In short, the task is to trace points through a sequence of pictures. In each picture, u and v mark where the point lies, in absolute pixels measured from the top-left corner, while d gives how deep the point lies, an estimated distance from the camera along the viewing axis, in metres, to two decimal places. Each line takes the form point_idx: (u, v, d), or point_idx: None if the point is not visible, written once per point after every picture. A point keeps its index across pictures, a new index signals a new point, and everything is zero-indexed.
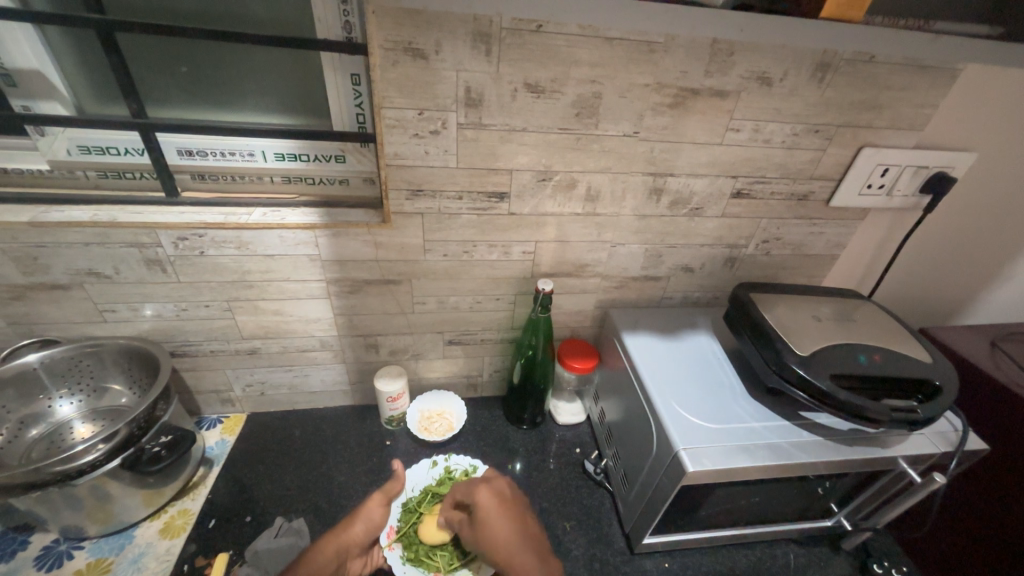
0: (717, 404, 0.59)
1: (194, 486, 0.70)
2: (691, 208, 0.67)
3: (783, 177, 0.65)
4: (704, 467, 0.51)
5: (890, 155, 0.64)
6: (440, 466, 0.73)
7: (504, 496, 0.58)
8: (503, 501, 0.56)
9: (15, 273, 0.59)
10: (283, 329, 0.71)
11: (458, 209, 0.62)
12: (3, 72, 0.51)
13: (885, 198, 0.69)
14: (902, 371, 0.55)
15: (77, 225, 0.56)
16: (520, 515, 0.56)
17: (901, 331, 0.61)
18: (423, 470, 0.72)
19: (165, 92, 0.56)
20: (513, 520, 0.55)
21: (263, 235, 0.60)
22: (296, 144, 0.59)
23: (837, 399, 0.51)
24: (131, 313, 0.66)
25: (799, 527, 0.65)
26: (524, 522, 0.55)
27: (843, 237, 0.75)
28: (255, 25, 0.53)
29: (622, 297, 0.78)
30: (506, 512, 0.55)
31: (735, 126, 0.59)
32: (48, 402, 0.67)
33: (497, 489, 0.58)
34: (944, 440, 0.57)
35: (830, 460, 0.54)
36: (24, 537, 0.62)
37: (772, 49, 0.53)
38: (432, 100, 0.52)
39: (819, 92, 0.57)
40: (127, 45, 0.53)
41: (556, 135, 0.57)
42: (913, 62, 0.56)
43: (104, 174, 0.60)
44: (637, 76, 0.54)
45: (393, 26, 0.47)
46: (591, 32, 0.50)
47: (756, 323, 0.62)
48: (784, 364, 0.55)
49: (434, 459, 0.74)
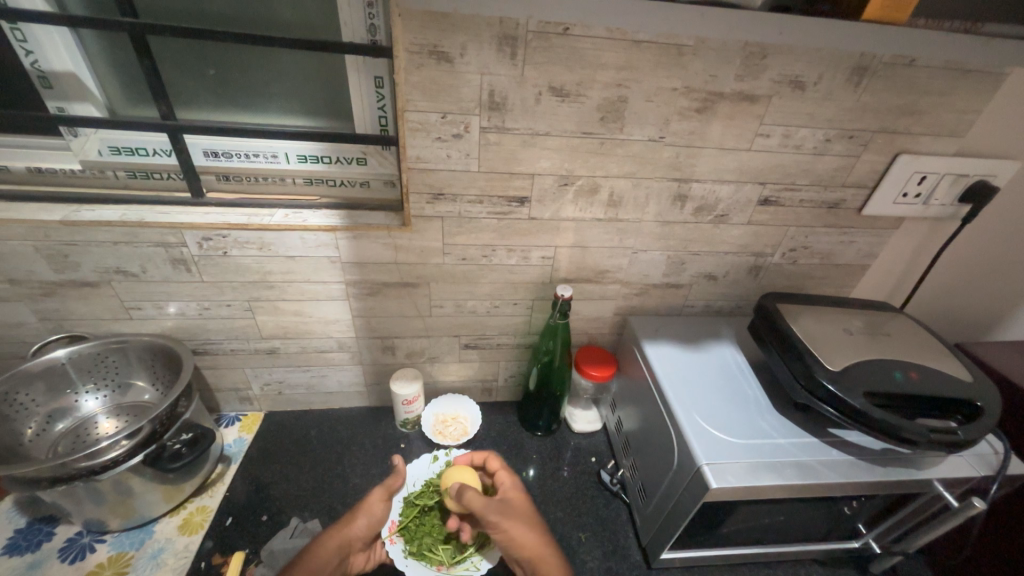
0: (742, 417, 0.57)
1: (213, 483, 0.71)
2: (717, 215, 0.66)
3: (814, 184, 0.63)
4: (728, 484, 0.50)
5: (928, 162, 0.61)
6: (440, 461, 0.73)
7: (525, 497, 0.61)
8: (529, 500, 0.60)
9: (47, 270, 0.61)
10: (302, 329, 0.71)
11: (479, 213, 0.61)
12: (40, 73, 0.53)
13: (922, 207, 0.66)
14: (939, 389, 0.52)
15: (106, 225, 0.57)
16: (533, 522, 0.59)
17: (938, 347, 0.59)
18: (423, 465, 0.72)
19: (193, 94, 0.57)
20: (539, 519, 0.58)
21: (286, 236, 0.60)
22: (319, 146, 0.59)
23: (871, 417, 0.49)
24: (155, 311, 0.67)
25: (825, 548, 0.63)
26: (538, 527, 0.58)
27: (874, 246, 0.72)
28: (282, 27, 0.53)
29: (643, 304, 0.76)
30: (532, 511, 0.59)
31: (765, 132, 0.57)
32: (74, 397, 0.69)
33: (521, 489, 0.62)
34: (983, 463, 0.54)
35: (861, 480, 0.52)
36: (49, 529, 0.64)
37: (807, 53, 0.52)
38: (455, 104, 0.52)
39: (855, 97, 0.55)
40: (159, 49, 0.54)
41: (579, 140, 0.56)
42: (956, 66, 0.54)
43: (133, 174, 0.61)
44: (664, 79, 0.52)
45: (418, 29, 0.47)
46: (619, 35, 0.49)
47: (783, 334, 0.60)
48: (814, 378, 0.53)
49: (435, 455, 0.73)
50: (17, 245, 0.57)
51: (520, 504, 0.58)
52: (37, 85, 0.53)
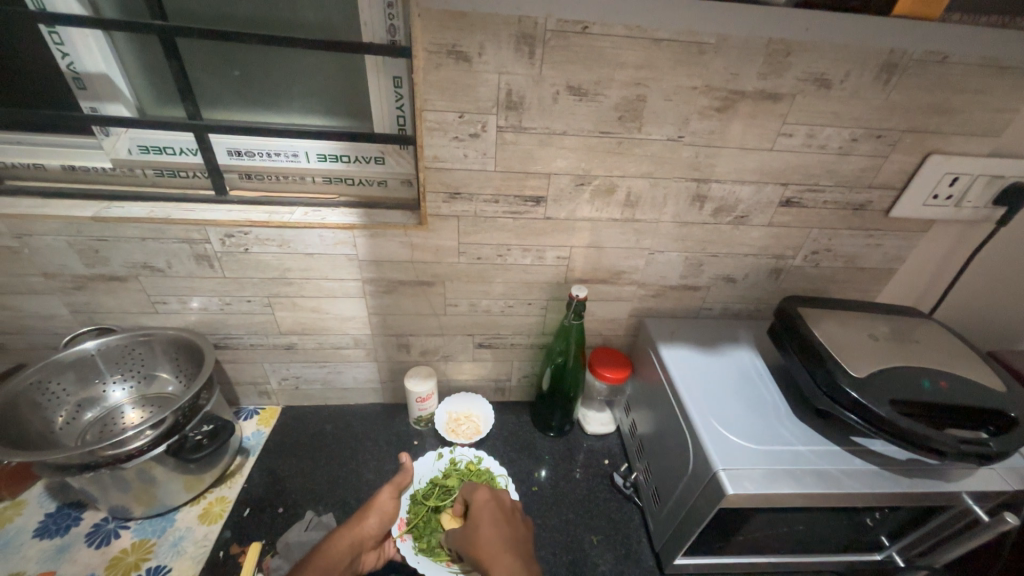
0: (760, 423, 0.56)
1: (231, 474, 0.72)
2: (736, 216, 0.64)
3: (838, 185, 0.62)
4: (745, 490, 0.49)
5: (960, 163, 0.59)
6: (445, 458, 0.74)
7: (504, 506, 0.59)
8: (498, 509, 0.58)
9: (79, 264, 0.63)
10: (319, 326, 0.73)
11: (494, 213, 0.62)
12: (75, 75, 0.55)
13: (953, 209, 0.64)
14: (970, 400, 0.50)
15: (134, 221, 0.59)
16: (514, 528, 0.56)
17: (968, 355, 0.57)
18: (428, 463, 0.73)
19: (218, 94, 0.59)
20: (505, 527, 0.55)
21: (305, 234, 0.62)
22: (339, 145, 0.60)
23: (896, 426, 0.48)
24: (179, 305, 0.69)
25: (845, 559, 0.61)
26: (518, 535, 0.55)
27: (901, 250, 0.70)
28: (304, 29, 0.54)
29: (658, 306, 0.76)
30: (501, 520, 0.56)
31: (788, 131, 0.56)
32: (102, 387, 0.71)
33: (497, 497, 0.60)
34: (1017, 476, 0.52)
35: (884, 492, 0.50)
36: (77, 513, 0.66)
37: (834, 49, 0.50)
38: (473, 104, 0.52)
39: (884, 94, 0.53)
40: (186, 50, 0.55)
41: (596, 139, 0.56)
42: (993, 61, 0.52)
43: (160, 173, 0.62)
44: (685, 78, 0.52)
45: (438, 29, 0.47)
46: (639, 33, 0.49)
47: (806, 341, 0.58)
48: (835, 385, 0.52)
49: (440, 452, 0.74)
50: (52, 240, 0.60)
51: (490, 525, 0.55)
52: (72, 86, 0.55)
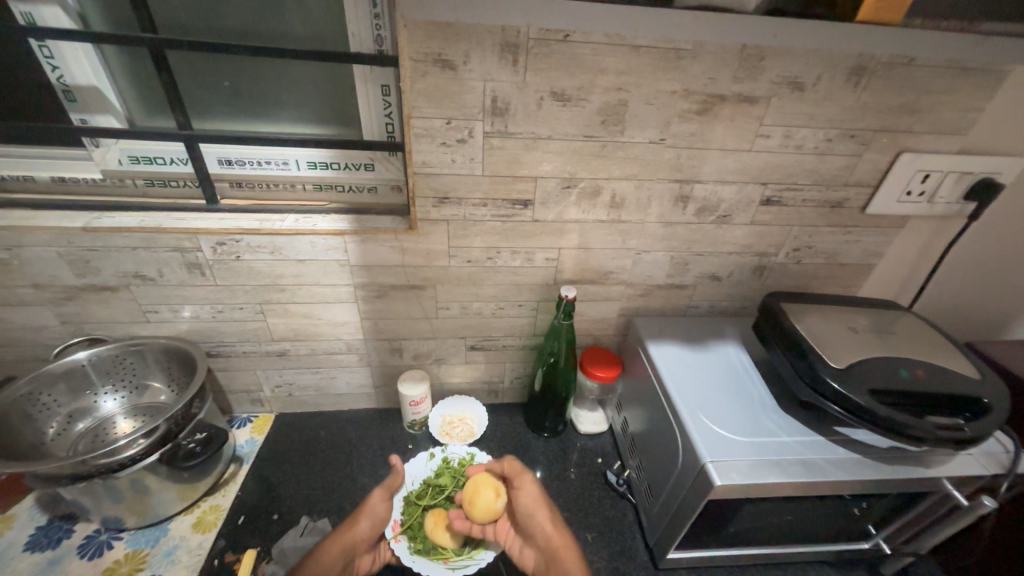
0: (748, 416, 0.57)
1: (225, 482, 0.72)
2: (719, 215, 0.66)
3: (816, 184, 0.64)
4: (733, 481, 0.50)
5: (930, 161, 0.61)
6: (438, 457, 0.74)
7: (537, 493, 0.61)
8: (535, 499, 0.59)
9: (70, 275, 0.63)
10: (312, 331, 0.73)
11: (483, 216, 0.63)
12: (66, 88, 0.55)
13: (926, 205, 0.66)
14: (947, 388, 0.52)
15: (126, 230, 0.59)
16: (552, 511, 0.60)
17: (944, 344, 0.59)
18: (421, 463, 0.73)
19: (208, 104, 0.59)
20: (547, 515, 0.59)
21: (295, 241, 0.62)
22: (329, 152, 0.61)
23: (876, 414, 0.49)
24: (171, 314, 0.69)
25: (833, 548, 0.62)
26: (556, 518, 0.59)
27: (879, 245, 0.72)
28: (292, 40, 0.55)
29: (647, 305, 0.77)
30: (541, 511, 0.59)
31: (766, 132, 0.58)
32: (93, 398, 0.71)
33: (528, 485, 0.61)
34: (994, 461, 0.54)
35: (866, 479, 0.52)
36: (68, 526, 0.66)
37: (805, 54, 0.52)
38: (459, 110, 0.54)
39: (854, 96, 0.56)
40: (176, 62, 0.56)
41: (580, 143, 0.57)
42: (956, 64, 0.54)
43: (150, 183, 0.63)
44: (664, 83, 0.53)
45: (424, 38, 0.49)
46: (618, 40, 0.50)
47: (790, 336, 0.59)
48: (818, 376, 0.53)
49: (432, 452, 0.74)
50: (42, 251, 0.60)
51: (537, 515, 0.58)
52: (62, 98, 0.56)
